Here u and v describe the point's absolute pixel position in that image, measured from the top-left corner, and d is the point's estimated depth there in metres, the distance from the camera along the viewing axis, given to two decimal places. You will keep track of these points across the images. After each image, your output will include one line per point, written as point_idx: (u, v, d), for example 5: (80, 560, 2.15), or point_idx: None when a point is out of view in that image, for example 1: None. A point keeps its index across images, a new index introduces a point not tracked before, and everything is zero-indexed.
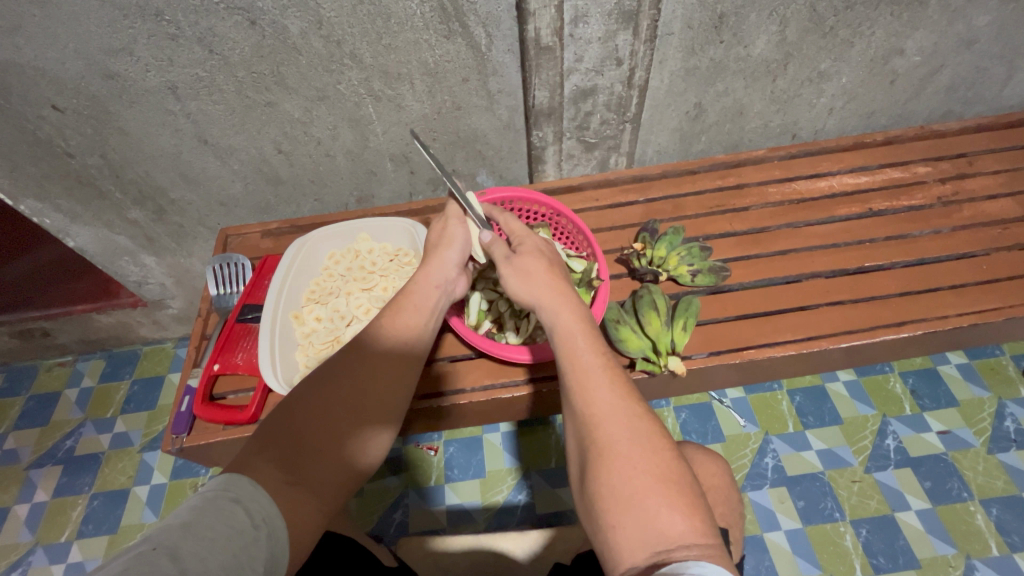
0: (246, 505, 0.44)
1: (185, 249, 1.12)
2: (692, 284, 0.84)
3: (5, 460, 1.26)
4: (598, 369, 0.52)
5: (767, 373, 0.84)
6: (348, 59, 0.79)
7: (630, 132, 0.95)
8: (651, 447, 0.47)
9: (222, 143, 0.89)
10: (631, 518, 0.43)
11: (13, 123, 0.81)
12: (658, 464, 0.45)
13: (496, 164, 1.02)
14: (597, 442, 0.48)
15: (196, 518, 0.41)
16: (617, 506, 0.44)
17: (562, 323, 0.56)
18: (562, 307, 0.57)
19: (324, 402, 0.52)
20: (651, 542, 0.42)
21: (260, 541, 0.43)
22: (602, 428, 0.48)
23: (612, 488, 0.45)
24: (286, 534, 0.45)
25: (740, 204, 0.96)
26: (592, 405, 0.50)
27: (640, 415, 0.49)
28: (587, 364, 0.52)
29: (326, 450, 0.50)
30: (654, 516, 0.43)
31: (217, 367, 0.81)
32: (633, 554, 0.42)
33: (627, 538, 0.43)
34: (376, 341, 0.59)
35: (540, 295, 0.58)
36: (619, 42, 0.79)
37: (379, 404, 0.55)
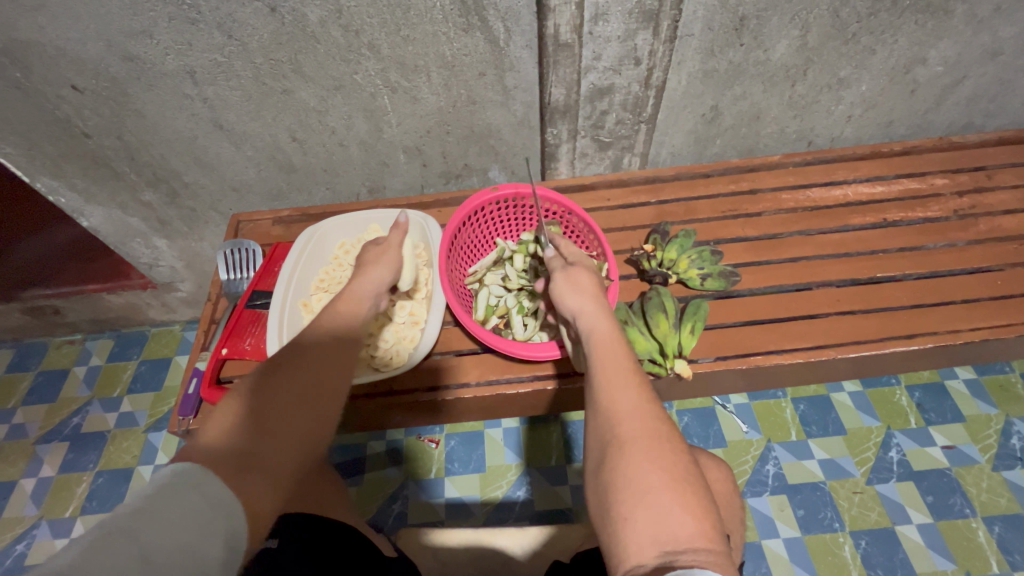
0: (204, 491, 0.40)
1: (196, 233, 1.12)
2: (702, 287, 0.83)
3: (13, 434, 1.28)
4: (626, 366, 0.53)
5: (773, 380, 0.83)
6: (366, 49, 0.79)
7: (644, 132, 0.95)
8: (670, 445, 0.47)
9: (237, 128, 0.90)
10: (645, 514, 0.43)
11: (33, 101, 0.82)
12: (676, 462, 0.46)
13: (508, 160, 1.01)
14: (616, 435, 0.48)
15: (148, 501, 0.37)
16: (630, 499, 0.44)
17: (597, 326, 0.59)
18: (595, 311, 0.59)
19: (275, 390, 0.50)
20: (660, 540, 0.42)
21: (215, 530, 0.39)
22: (622, 423, 0.49)
23: (628, 480, 0.45)
24: (243, 520, 0.41)
25: (753, 210, 0.95)
26: (615, 401, 0.51)
27: (661, 416, 0.50)
28: (615, 362, 0.54)
29: (279, 438, 0.48)
30: (666, 514, 0.43)
31: (225, 351, 0.81)
32: (641, 551, 0.42)
33: (638, 532, 0.42)
34: (329, 339, 0.59)
35: (582, 299, 0.61)
36: (639, 42, 0.79)
37: (324, 397, 0.53)
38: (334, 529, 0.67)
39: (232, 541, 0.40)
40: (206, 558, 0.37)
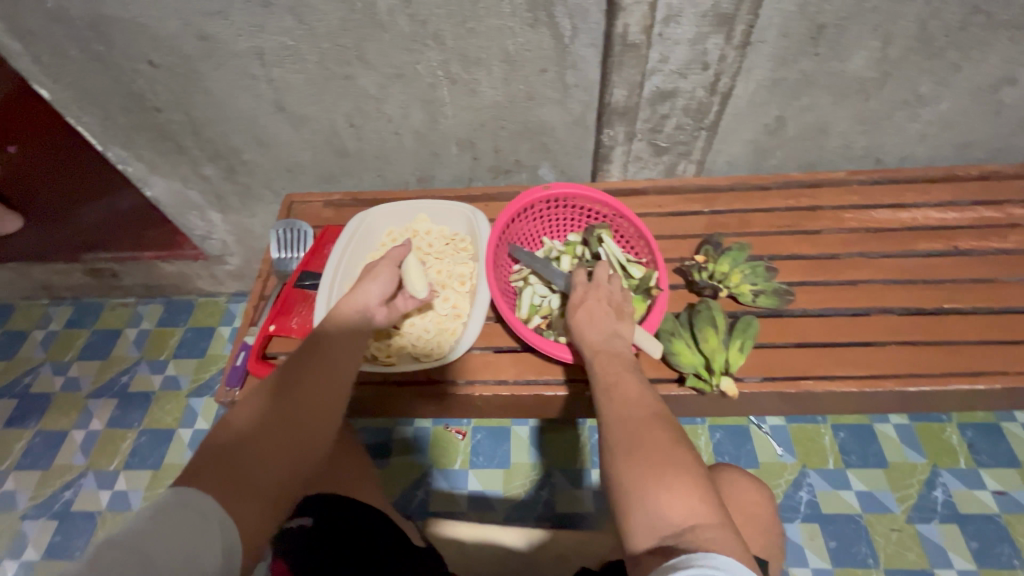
0: (199, 506, 0.46)
1: (249, 209, 1.15)
2: (753, 304, 0.81)
3: (68, 386, 1.36)
4: (620, 379, 0.60)
5: (821, 407, 0.80)
6: (430, 39, 0.79)
7: (704, 139, 0.92)
8: (661, 437, 0.53)
9: (297, 111, 0.91)
10: (641, 506, 0.49)
11: (112, 73, 0.86)
12: (668, 452, 0.52)
13: (560, 158, 1.00)
14: (617, 440, 0.54)
15: (149, 520, 0.44)
16: (634, 495, 0.50)
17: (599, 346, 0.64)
18: (600, 335, 0.65)
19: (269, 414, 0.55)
20: (660, 527, 0.47)
21: (211, 540, 0.45)
22: (620, 428, 0.55)
23: (629, 479, 0.51)
24: (237, 533, 0.47)
25: (812, 227, 0.91)
26: (614, 410, 0.57)
27: (652, 415, 0.56)
28: (613, 376, 0.60)
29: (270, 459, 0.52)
30: (665, 501, 0.48)
31: (272, 329, 0.83)
32: (642, 537, 0.48)
33: (637, 523, 0.48)
34: (317, 353, 0.62)
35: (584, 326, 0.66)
36: (709, 46, 0.76)
37: (317, 415, 0.57)
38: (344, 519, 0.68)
39: (228, 550, 0.46)
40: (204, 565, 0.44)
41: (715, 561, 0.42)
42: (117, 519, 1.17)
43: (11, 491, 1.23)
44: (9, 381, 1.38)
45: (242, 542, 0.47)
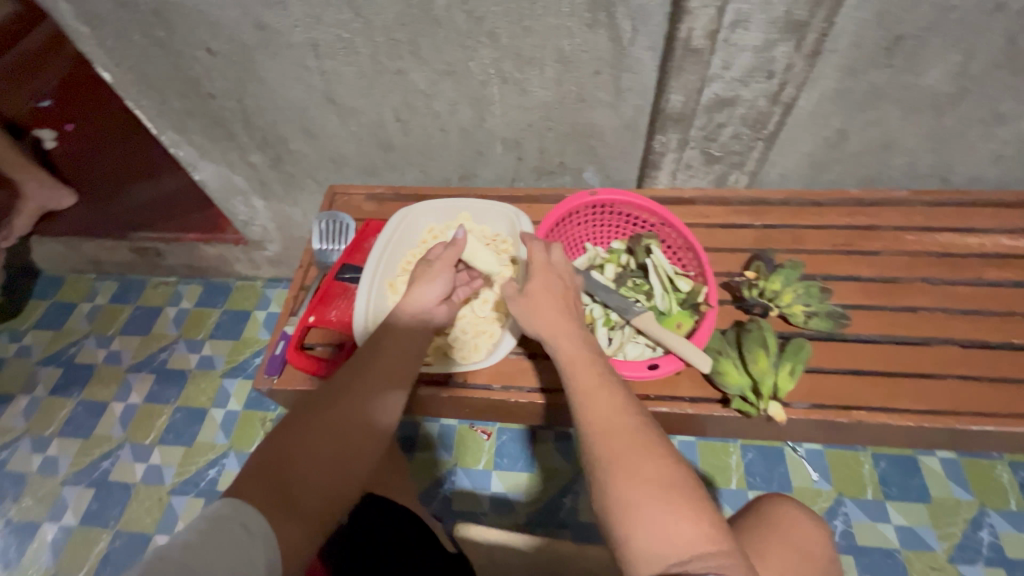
0: (247, 525, 0.48)
1: (291, 197, 1.17)
2: (805, 325, 0.77)
3: (110, 359, 1.40)
4: (601, 386, 0.57)
5: (872, 439, 0.76)
6: (485, 37, 0.78)
7: (760, 150, 0.88)
8: (660, 456, 0.51)
9: (346, 103, 0.91)
10: (642, 529, 0.48)
11: (171, 59, 0.87)
12: (668, 472, 0.50)
13: (606, 162, 0.98)
14: (607, 456, 0.52)
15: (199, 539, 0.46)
16: (632, 519, 0.48)
17: (565, 345, 0.60)
18: (561, 331, 0.61)
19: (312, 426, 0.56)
20: (665, 555, 0.46)
21: (257, 556, 0.47)
22: (612, 444, 0.52)
23: (627, 503, 0.49)
24: (278, 549, 0.49)
25: (870, 248, 0.86)
26: (599, 422, 0.54)
27: (644, 428, 0.54)
28: (591, 382, 0.57)
29: (319, 470, 0.54)
30: (668, 526, 0.47)
31: (312, 320, 0.83)
32: (647, 563, 0.47)
33: (640, 550, 0.47)
34: (368, 367, 0.63)
35: (547, 319, 0.62)
36: (776, 53, 0.73)
37: (364, 431, 0.58)
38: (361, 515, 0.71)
39: (271, 567, 0.48)
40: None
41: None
42: (150, 492, 1.21)
43: (53, 457, 1.28)
44: (55, 350, 1.43)
45: (284, 560, 0.49)
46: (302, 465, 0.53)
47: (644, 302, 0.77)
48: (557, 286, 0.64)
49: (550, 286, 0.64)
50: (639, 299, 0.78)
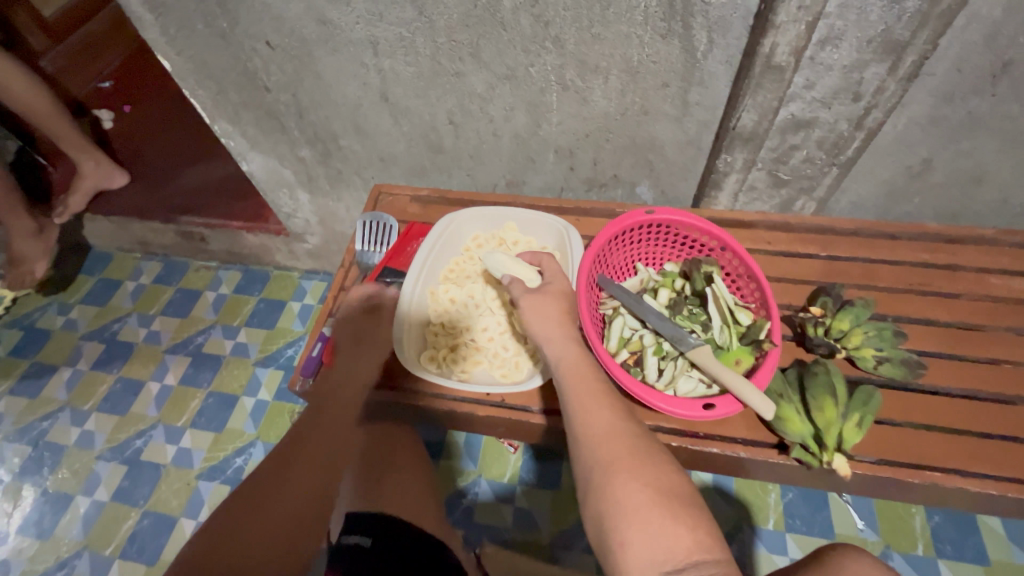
0: None
1: (336, 193, 1.16)
2: (874, 371, 0.71)
3: (149, 339, 1.43)
4: (599, 396, 0.59)
5: (943, 502, 0.70)
6: (550, 42, 0.74)
7: (834, 176, 0.82)
8: (655, 466, 0.53)
9: (400, 103, 0.90)
10: (639, 534, 0.48)
11: (231, 51, 0.87)
12: (662, 480, 0.51)
13: (663, 178, 0.93)
14: (602, 464, 0.54)
15: None
16: (625, 525, 0.49)
17: (565, 355, 0.64)
18: (562, 339, 0.65)
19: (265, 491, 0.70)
20: (659, 562, 0.46)
21: None
22: (606, 451, 0.54)
23: (621, 508, 0.50)
24: None
25: (950, 289, 0.79)
26: (594, 429, 0.57)
27: (639, 438, 0.55)
28: (588, 393, 0.60)
29: (261, 530, 0.65)
30: (661, 533, 0.47)
31: (350, 323, 0.84)
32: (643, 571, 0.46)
33: (637, 556, 0.47)
34: None
35: (549, 331, 0.66)
36: (867, 75, 0.67)
37: None
38: (372, 533, 0.73)
39: None
40: None
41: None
42: (179, 475, 1.22)
43: (90, 431, 1.31)
44: (99, 326, 1.47)
45: None
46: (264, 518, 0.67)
47: (700, 333, 0.72)
48: (563, 295, 0.70)
49: (555, 292, 0.70)
50: (694, 329, 0.73)
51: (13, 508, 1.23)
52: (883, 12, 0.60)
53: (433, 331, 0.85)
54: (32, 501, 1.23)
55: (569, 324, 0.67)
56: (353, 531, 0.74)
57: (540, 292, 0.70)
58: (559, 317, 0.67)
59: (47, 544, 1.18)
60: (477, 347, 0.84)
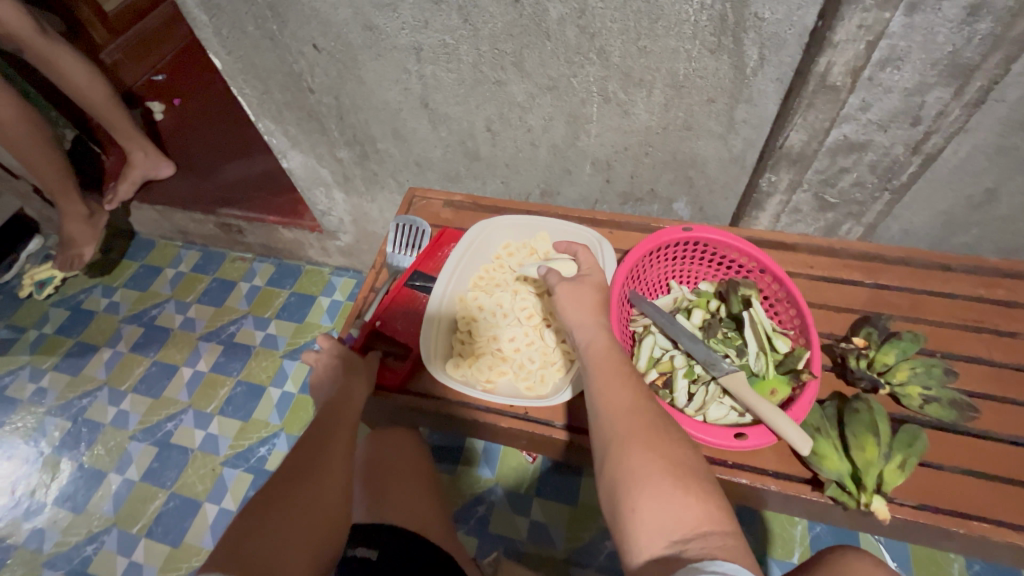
0: None
1: (371, 194, 1.17)
2: (920, 411, 0.67)
3: (185, 325, 1.48)
4: (621, 374, 0.60)
5: (989, 555, 0.65)
6: (594, 54, 0.73)
7: (885, 203, 0.78)
8: (670, 441, 0.53)
9: (440, 109, 0.90)
10: (649, 504, 0.49)
11: (279, 53, 0.89)
12: (676, 455, 0.52)
13: (701, 195, 0.91)
14: (619, 435, 0.55)
15: None
16: (636, 494, 0.50)
17: (595, 338, 0.64)
18: (592, 325, 0.66)
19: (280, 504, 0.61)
20: (669, 531, 0.47)
21: None
22: (624, 424, 0.55)
23: (634, 477, 0.51)
24: None
25: (1007, 328, 0.74)
26: (613, 404, 0.57)
27: (656, 415, 0.56)
28: (611, 370, 0.61)
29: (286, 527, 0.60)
30: (672, 505, 0.48)
31: (378, 325, 0.83)
32: (651, 540, 0.48)
33: (646, 524, 0.48)
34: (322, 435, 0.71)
35: (580, 315, 0.67)
36: (929, 99, 0.63)
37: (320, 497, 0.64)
38: (378, 546, 0.72)
39: None
40: None
41: (725, 568, 0.42)
42: (205, 460, 1.26)
43: (125, 411, 1.36)
44: (139, 310, 1.53)
45: None
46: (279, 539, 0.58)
47: (734, 359, 0.70)
48: (599, 287, 0.70)
49: (591, 283, 0.70)
50: (728, 354, 0.71)
51: (50, 479, 1.28)
52: (951, 34, 0.57)
53: (460, 338, 0.84)
54: (68, 474, 1.28)
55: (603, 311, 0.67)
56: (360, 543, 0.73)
57: (578, 282, 0.70)
58: (593, 305, 0.67)
59: (79, 517, 1.23)
60: (503, 357, 0.82)
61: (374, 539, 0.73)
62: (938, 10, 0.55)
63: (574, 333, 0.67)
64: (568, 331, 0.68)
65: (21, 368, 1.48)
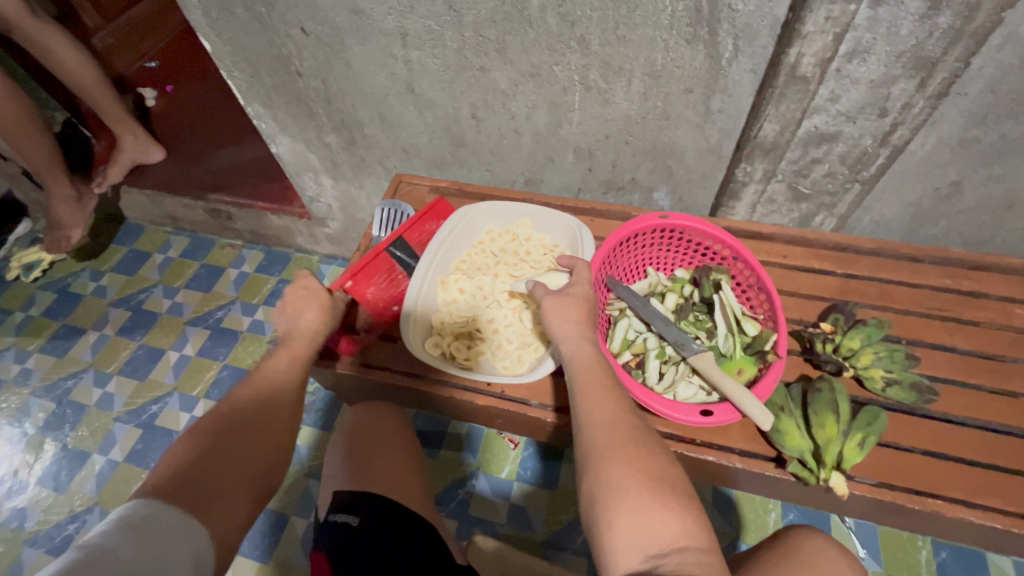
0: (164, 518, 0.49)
1: (359, 180, 1.19)
2: (882, 394, 0.70)
3: (173, 310, 1.49)
4: (604, 386, 0.60)
5: (945, 532, 0.68)
6: (575, 42, 0.75)
7: (856, 193, 0.80)
8: (651, 456, 0.54)
9: (426, 95, 0.91)
10: (628, 519, 0.50)
11: (268, 36, 0.90)
12: (656, 471, 0.53)
13: (681, 185, 0.93)
14: (600, 449, 0.55)
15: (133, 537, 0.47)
16: (615, 508, 0.51)
17: (579, 351, 0.63)
18: (576, 337, 0.64)
19: (222, 437, 0.59)
20: (645, 545, 0.48)
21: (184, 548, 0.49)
22: (605, 437, 0.55)
23: (614, 491, 0.52)
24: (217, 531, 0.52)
25: (970, 317, 0.76)
26: (595, 416, 0.57)
27: (638, 429, 0.57)
28: (594, 382, 0.60)
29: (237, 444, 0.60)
30: (650, 521, 0.49)
31: (348, 284, 0.84)
32: (628, 554, 0.48)
33: (624, 539, 0.49)
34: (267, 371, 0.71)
35: (565, 327, 0.65)
36: (894, 90, 0.66)
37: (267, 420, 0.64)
38: (361, 512, 0.74)
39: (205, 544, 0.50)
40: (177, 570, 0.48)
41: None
42: None
43: (110, 393, 1.37)
44: (127, 294, 1.54)
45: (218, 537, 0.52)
46: (230, 465, 0.57)
47: (704, 340, 0.73)
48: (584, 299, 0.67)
49: (578, 295, 0.67)
50: (699, 336, 0.74)
51: (34, 460, 1.29)
52: (913, 27, 0.59)
53: (440, 319, 0.86)
54: (52, 455, 1.29)
55: (588, 323, 0.66)
56: (341, 510, 0.75)
57: (564, 292, 0.67)
58: (579, 318, 0.65)
59: (61, 497, 1.23)
60: (483, 338, 0.84)
61: (354, 506, 0.75)
62: (900, 3, 0.57)
63: (558, 343, 0.65)
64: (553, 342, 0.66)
65: (6, 350, 1.48)
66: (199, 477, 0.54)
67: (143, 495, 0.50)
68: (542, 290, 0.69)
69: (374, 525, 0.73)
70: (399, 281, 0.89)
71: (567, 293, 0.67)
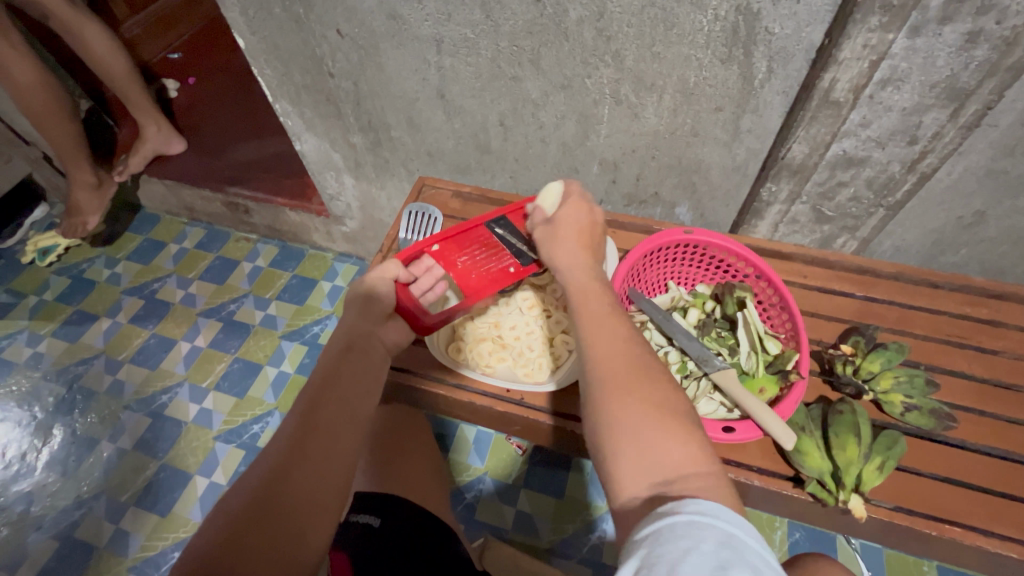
0: (269, 522, 0.52)
1: (381, 181, 1.20)
2: (901, 419, 0.70)
3: (186, 301, 1.49)
4: (608, 316, 0.59)
5: (961, 560, 0.67)
6: (609, 57, 0.76)
7: (879, 218, 0.82)
8: (652, 384, 0.52)
9: (456, 101, 0.92)
10: (631, 451, 0.49)
11: (303, 36, 0.91)
12: (658, 397, 0.51)
13: (703, 202, 0.94)
14: (601, 377, 0.54)
15: (234, 543, 0.50)
16: (619, 439, 0.50)
17: (576, 280, 0.64)
18: (576, 264, 0.65)
19: (318, 421, 0.59)
20: (651, 474, 0.47)
21: (289, 544, 0.51)
22: (603, 381, 0.53)
23: (615, 422, 0.51)
24: (310, 525, 0.53)
25: (989, 345, 0.77)
26: (595, 346, 0.56)
27: (638, 355, 0.55)
28: (599, 314, 0.59)
29: (335, 424, 0.60)
30: (655, 448, 0.48)
31: (434, 249, 0.78)
32: (634, 484, 0.47)
33: (627, 469, 0.48)
34: (349, 354, 0.67)
35: (569, 253, 0.66)
36: (926, 119, 0.67)
37: (354, 404, 0.63)
38: (383, 515, 0.75)
39: (306, 538, 0.53)
40: (296, 559, 0.51)
41: (703, 507, 0.42)
42: (198, 434, 1.27)
43: (121, 381, 1.37)
44: (141, 283, 1.54)
45: (313, 529, 0.53)
46: (324, 456, 0.57)
47: (726, 357, 0.73)
48: (574, 221, 0.68)
49: (564, 223, 0.69)
50: (721, 352, 0.74)
51: (42, 444, 1.29)
52: (949, 58, 0.60)
53: (463, 324, 0.86)
54: (61, 440, 1.29)
55: (586, 248, 0.67)
56: (363, 511, 0.76)
57: (551, 221, 0.70)
58: (575, 240, 0.67)
59: (68, 482, 1.23)
60: (503, 344, 0.84)
61: (376, 508, 0.76)
62: (939, 34, 0.58)
63: (558, 273, 0.66)
64: (552, 270, 0.67)
65: (19, 333, 1.48)
66: (293, 470, 0.55)
67: (250, 497, 0.53)
68: (540, 219, 0.72)
69: (395, 531, 0.74)
70: (500, 257, 0.78)
71: (554, 222, 0.69)
